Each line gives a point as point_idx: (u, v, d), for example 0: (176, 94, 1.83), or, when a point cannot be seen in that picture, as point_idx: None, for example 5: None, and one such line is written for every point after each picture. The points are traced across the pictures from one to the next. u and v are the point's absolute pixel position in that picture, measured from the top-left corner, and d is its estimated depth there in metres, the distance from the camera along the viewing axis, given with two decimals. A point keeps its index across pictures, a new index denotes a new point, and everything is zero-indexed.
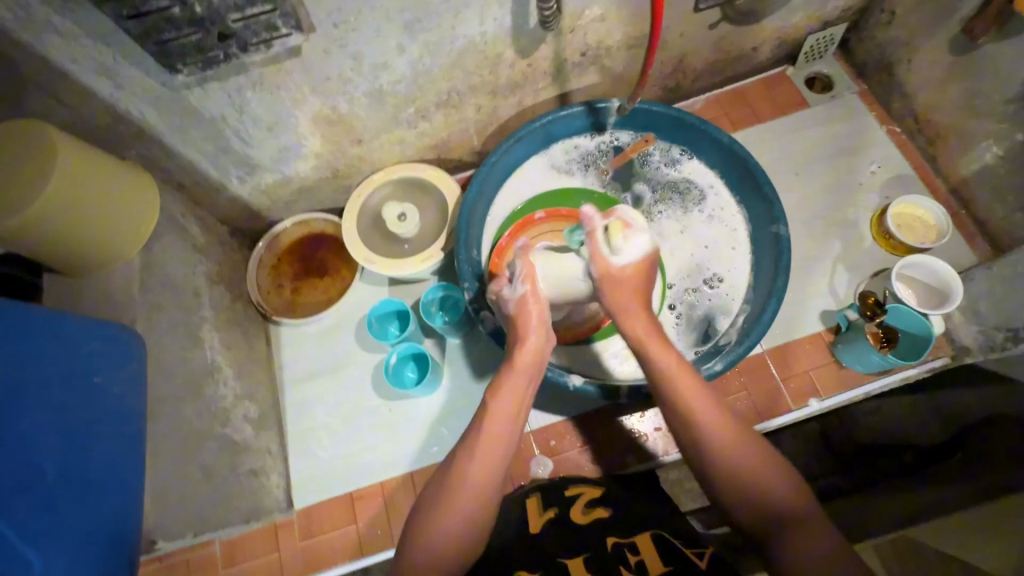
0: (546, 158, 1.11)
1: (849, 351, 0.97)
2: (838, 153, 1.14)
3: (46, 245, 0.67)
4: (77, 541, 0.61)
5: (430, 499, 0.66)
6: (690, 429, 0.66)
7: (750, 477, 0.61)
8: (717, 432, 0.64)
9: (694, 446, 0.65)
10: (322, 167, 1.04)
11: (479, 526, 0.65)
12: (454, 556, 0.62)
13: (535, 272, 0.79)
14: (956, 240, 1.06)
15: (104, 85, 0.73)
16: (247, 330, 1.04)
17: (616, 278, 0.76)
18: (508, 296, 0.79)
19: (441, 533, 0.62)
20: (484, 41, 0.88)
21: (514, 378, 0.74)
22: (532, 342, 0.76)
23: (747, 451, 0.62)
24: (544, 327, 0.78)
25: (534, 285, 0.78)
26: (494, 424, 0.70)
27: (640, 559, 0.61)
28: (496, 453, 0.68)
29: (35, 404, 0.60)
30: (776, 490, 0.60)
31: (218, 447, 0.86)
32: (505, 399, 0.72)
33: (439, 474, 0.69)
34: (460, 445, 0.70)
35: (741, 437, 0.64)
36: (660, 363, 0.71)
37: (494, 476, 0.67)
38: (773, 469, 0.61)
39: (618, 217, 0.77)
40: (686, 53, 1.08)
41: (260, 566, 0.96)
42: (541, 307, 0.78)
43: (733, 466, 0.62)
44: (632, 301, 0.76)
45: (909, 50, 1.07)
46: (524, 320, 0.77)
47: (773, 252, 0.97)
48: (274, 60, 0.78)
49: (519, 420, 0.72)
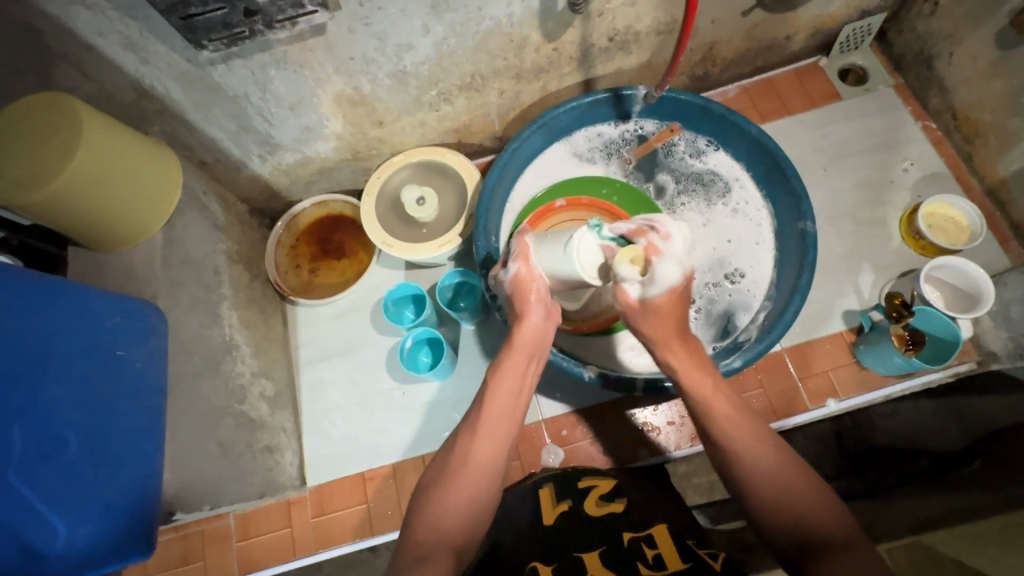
0: (568, 146, 1.10)
1: (871, 352, 0.95)
2: (869, 149, 1.11)
3: (69, 219, 0.68)
4: (99, 510, 0.63)
5: (432, 480, 0.66)
6: (732, 456, 0.64)
7: (789, 501, 0.59)
8: (762, 461, 0.62)
9: (736, 474, 0.63)
10: (344, 148, 1.03)
11: (483, 504, 0.65)
12: (459, 535, 0.61)
13: (529, 250, 0.81)
14: (989, 241, 1.03)
15: (129, 59, 0.73)
16: (265, 309, 1.05)
17: (640, 308, 0.73)
18: (504, 278, 0.81)
19: (445, 510, 0.62)
20: (510, 24, 0.86)
21: (516, 355, 0.74)
22: (533, 320, 0.76)
23: (791, 482, 0.60)
24: (544, 302, 0.78)
25: (527, 261, 0.80)
26: (496, 402, 0.70)
27: (658, 554, 0.61)
28: (499, 431, 0.69)
29: (59, 375, 0.61)
30: (817, 520, 0.57)
31: (234, 423, 0.87)
32: (507, 375, 0.72)
33: (442, 456, 0.69)
34: (464, 423, 0.71)
35: (786, 465, 0.61)
36: (700, 387, 0.69)
37: (497, 455, 0.68)
38: (817, 499, 0.58)
39: (647, 241, 0.71)
40: (716, 41, 1.05)
41: (273, 540, 0.98)
42: (538, 281, 0.79)
43: (773, 495, 0.59)
44: (666, 331, 0.72)
45: (951, 43, 1.03)
46: (523, 299, 0.78)
47: (798, 248, 0.95)
48: (299, 38, 0.77)
49: (521, 397, 0.73)
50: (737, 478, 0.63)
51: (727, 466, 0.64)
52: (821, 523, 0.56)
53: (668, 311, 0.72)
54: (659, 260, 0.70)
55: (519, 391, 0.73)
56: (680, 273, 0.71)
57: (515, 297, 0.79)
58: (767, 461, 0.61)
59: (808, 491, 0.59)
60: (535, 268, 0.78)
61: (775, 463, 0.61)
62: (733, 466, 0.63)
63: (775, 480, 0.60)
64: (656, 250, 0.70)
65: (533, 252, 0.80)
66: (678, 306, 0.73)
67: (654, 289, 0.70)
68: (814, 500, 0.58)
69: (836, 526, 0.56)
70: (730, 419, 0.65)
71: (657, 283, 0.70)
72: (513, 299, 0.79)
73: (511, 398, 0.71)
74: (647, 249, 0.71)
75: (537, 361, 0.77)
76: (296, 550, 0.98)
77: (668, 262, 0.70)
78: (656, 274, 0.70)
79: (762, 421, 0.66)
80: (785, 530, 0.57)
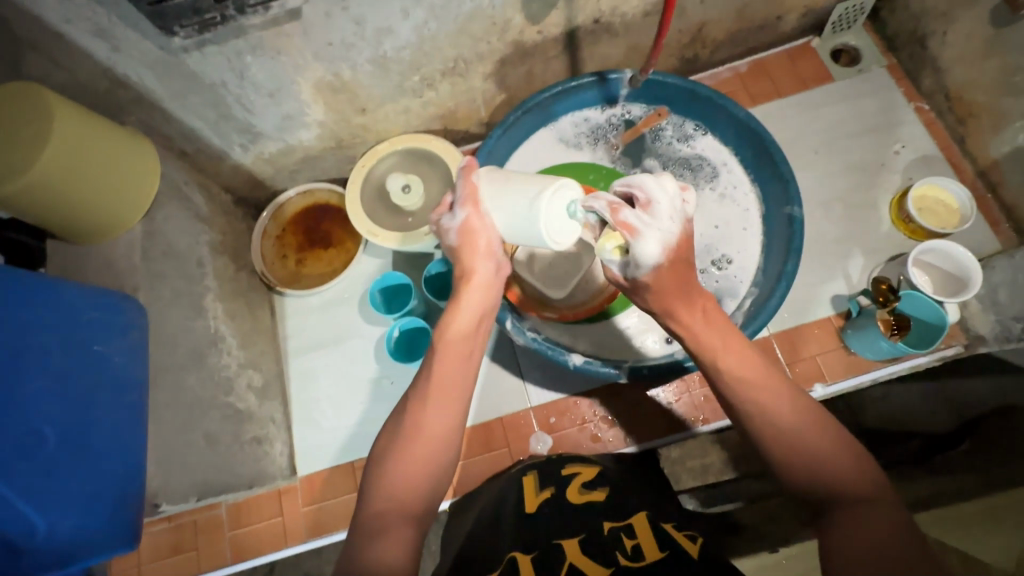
0: (554, 132, 1.08)
1: (858, 337, 0.94)
2: (861, 132, 1.09)
3: (46, 213, 0.67)
4: (82, 505, 0.63)
5: (385, 447, 0.66)
6: (760, 421, 0.61)
7: (823, 461, 0.57)
8: (781, 416, 0.60)
9: (765, 439, 0.61)
10: (327, 136, 1.02)
11: (438, 469, 0.65)
12: (416, 502, 0.63)
13: (479, 195, 0.73)
14: (980, 225, 1.02)
15: (99, 46, 0.71)
16: (252, 300, 1.04)
17: (634, 287, 0.73)
18: (451, 227, 0.74)
19: (399, 483, 0.62)
20: (492, 7, 0.84)
21: (465, 318, 0.72)
22: (482, 276, 0.74)
23: (815, 436, 0.59)
24: (493, 252, 0.74)
25: (477, 208, 0.73)
26: (445, 367, 0.68)
27: (636, 543, 0.61)
28: (450, 395, 0.67)
29: (34, 372, 0.61)
30: (846, 475, 0.56)
31: (221, 415, 0.87)
32: (454, 340, 0.71)
33: (391, 425, 0.67)
34: (413, 396, 0.68)
35: (808, 418, 0.60)
36: (712, 348, 0.67)
37: (453, 421, 0.66)
38: (846, 459, 0.57)
39: (621, 220, 0.68)
40: (705, 22, 1.03)
41: (265, 529, 0.99)
42: (488, 229, 0.73)
43: (803, 455, 0.58)
44: (668, 301, 0.70)
45: (945, 21, 1.01)
46: (471, 255, 0.74)
47: (785, 233, 0.95)
48: (275, 23, 0.75)
49: (473, 358, 0.72)
50: (759, 440, 0.61)
51: (748, 428, 0.62)
52: (850, 480, 0.56)
53: (666, 283, 0.70)
54: (637, 239, 0.68)
55: (470, 354, 0.71)
56: (660, 247, 0.68)
57: (464, 249, 0.74)
58: (793, 423, 0.60)
59: (837, 456, 0.57)
60: (485, 216, 0.72)
61: (794, 417, 0.60)
62: (750, 426, 0.62)
63: (791, 432, 0.59)
64: (632, 229, 0.68)
65: (483, 193, 0.73)
66: (674, 277, 0.70)
67: (638, 270, 0.70)
68: (840, 452, 0.58)
69: (867, 483, 0.55)
70: (752, 381, 0.63)
71: (639, 263, 0.69)
72: (461, 252, 0.74)
73: (462, 359, 0.70)
74: (623, 230, 0.68)
75: (487, 321, 0.75)
76: (287, 539, 0.98)
77: (646, 239, 0.68)
78: (638, 255, 0.69)
79: (786, 383, 0.64)
80: (810, 484, 0.57)
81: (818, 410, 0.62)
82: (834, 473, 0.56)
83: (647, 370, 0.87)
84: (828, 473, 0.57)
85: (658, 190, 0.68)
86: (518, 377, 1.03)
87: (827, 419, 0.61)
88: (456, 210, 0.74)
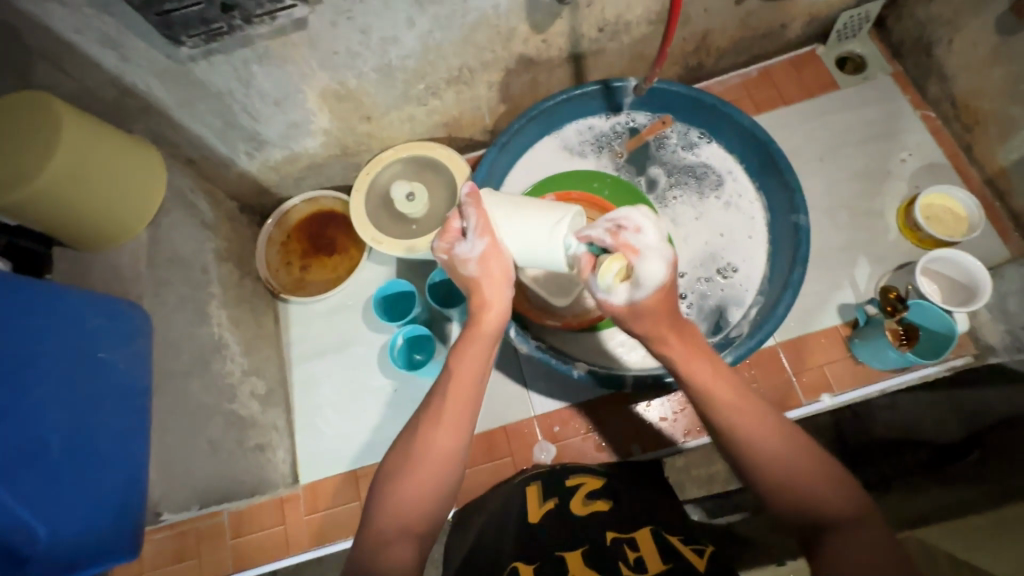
0: (558, 139, 1.08)
1: (866, 347, 0.93)
2: (867, 139, 1.09)
3: (52, 223, 0.67)
4: (85, 513, 0.63)
5: (392, 465, 0.65)
6: (746, 447, 0.60)
7: (808, 489, 0.56)
8: (765, 443, 0.59)
9: (750, 464, 0.59)
10: (332, 144, 1.02)
11: (445, 488, 0.64)
12: (422, 520, 0.62)
13: (492, 222, 0.73)
14: (988, 233, 1.01)
15: (108, 56, 0.72)
16: (256, 307, 1.04)
17: (629, 312, 0.68)
18: (462, 251, 0.74)
19: (406, 500, 0.62)
20: (497, 15, 0.84)
21: (476, 342, 0.71)
22: (491, 300, 0.73)
23: (796, 463, 0.57)
24: (506, 278, 0.74)
25: (492, 236, 0.73)
26: (455, 389, 0.68)
27: (639, 555, 0.60)
28: (459, 417, 0.66)
29: (40, 378, 0.61)
30: (831, 502, 0.55)
31: (225, 422, 0.87)
32: (465, 361, 0.70)
33: (400, 444, 0.67)
34: (420, 416, 0.67)
35: (791, 445, 0.59)
36: (699, 372, 0.65)
37: (459, 442, 0.66)
38: (830, 487, 0.56)
39: (620, 243, 0.66)
40: (709, 30, 1.03)
41: (266, 539, 0.98)
42: (501, 256, 0.74)
43: (786, 482, 0.57)
44: (659, 326, 0.68)
45: (951, 29, 1.01)
46: (483, 279, 0.73)
47: (791, 241, 0.94)
48: (281, 32, 0.76)
49: (480, 382, 0.71)
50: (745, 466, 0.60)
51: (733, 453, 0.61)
52: (836, 508, 0.54)
53: (660, 307, 0.67)
54: (638, 260, 0.66)
55: (479, 375, 0.70)
56: (664, 266, 0.66)
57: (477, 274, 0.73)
58: (777, 450, 0.59)
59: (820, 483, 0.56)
60: (502, 244, 0.73)
61: (777, 445, 0.59)
62: (738, 450, 0.60)
63: (776, 458, 0.58)
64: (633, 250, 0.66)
65: (496, 222, 0.73)
66: (668, 300, 0.68)
67: (641, 294, 0.67)
68: (823, 479, 0.56)
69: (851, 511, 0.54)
70: (735, 405, 0.62)
71: (643, 285, 0.66)
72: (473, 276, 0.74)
73: (472, 380, 0.69)
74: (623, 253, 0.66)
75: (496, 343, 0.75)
76: (289, 547, 0.98)
77: (649, 259, 0.66)
78: (641, 277, 0.66)
79: (769, 408, 0.63)
80: (796, 512, 0.56)
81: (801, 436, 0.60)
82: (817, 501, 0.55)
83: (651, 379, 0.87)
84: (812, 502, 0.56)
85: (647, 215, 0.68)
86: (522, 385, 1.02)
87: (809, 446, 0.59)
88: (470, 238, 0.73)
